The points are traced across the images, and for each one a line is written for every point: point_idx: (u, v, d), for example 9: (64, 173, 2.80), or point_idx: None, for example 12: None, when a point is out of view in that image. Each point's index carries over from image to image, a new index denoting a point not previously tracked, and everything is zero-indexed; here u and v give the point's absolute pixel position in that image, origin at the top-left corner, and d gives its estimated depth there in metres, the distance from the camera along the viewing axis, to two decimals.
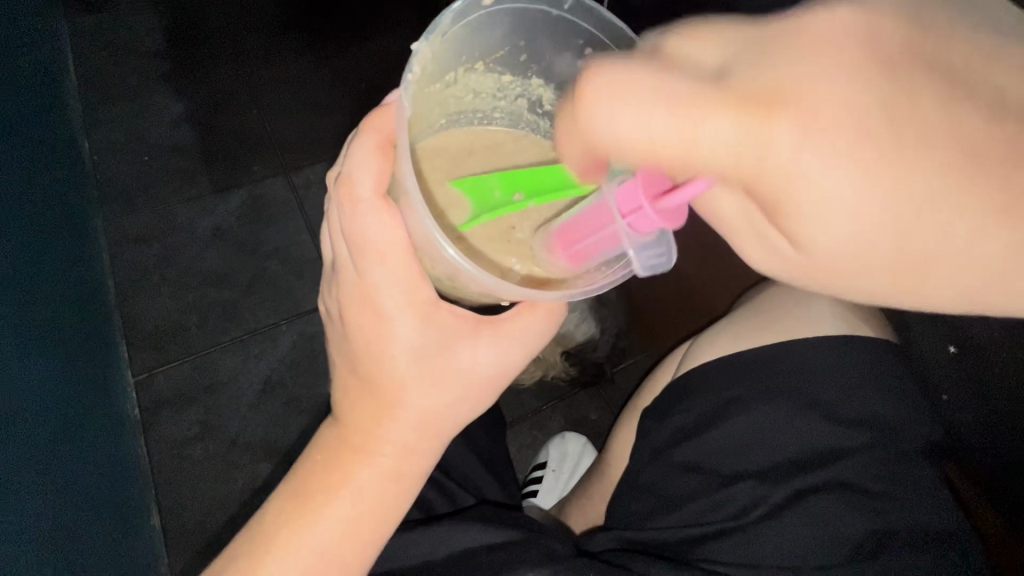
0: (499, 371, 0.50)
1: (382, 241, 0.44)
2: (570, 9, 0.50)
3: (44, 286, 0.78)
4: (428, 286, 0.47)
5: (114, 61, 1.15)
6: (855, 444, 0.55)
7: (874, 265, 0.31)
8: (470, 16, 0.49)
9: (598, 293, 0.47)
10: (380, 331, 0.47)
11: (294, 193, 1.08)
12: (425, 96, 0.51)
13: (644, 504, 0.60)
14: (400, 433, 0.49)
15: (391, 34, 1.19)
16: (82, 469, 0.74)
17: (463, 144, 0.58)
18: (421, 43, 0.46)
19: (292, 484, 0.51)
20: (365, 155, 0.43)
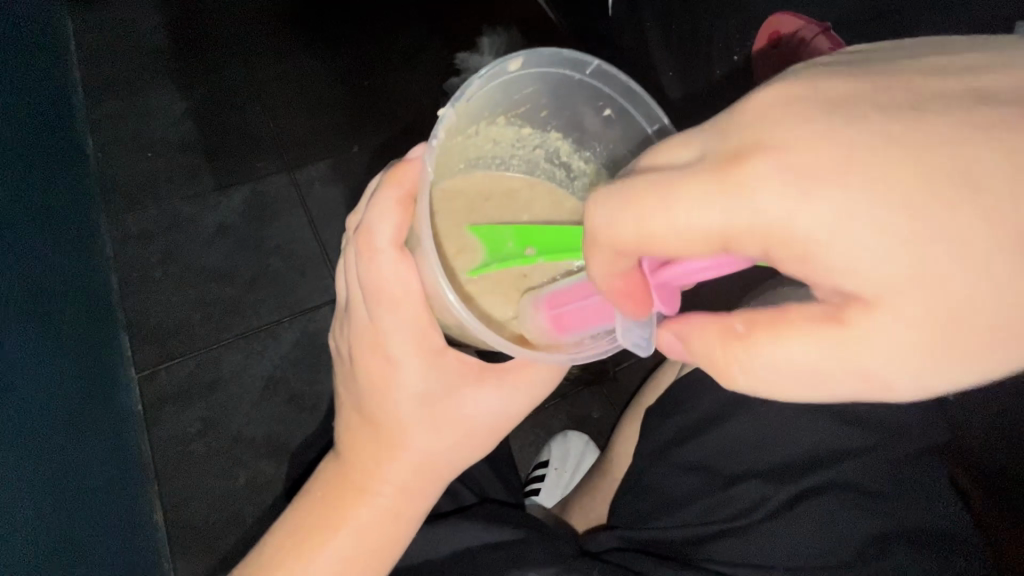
0: (497, 422, 0.54)
1: (398, 291, 0.48)
2: (592, 76, 0.51)
3: (47, 284, 0.78)
4: (437, 336, 0.50)
5: (118, 58, 1.15)
6: (861, 445, 0.54)
7: None
8: (496, 80, 0.50)
9: (584, 361, 0.48)
10: (390, 376, 0.51)
11: (296, 190, 1.08)
12: (448, 153, 0.53)
13: (647, 504, 0.60)
14: (403, 474, 0.53)
15: (395, 31, 1.18)
16: (86, 466, 0.75)
17: (479, 189, 0.60)
18: (448, 111, 0.47)
19: (294, 518, 0.54)
20: (387, 209, 0.47)
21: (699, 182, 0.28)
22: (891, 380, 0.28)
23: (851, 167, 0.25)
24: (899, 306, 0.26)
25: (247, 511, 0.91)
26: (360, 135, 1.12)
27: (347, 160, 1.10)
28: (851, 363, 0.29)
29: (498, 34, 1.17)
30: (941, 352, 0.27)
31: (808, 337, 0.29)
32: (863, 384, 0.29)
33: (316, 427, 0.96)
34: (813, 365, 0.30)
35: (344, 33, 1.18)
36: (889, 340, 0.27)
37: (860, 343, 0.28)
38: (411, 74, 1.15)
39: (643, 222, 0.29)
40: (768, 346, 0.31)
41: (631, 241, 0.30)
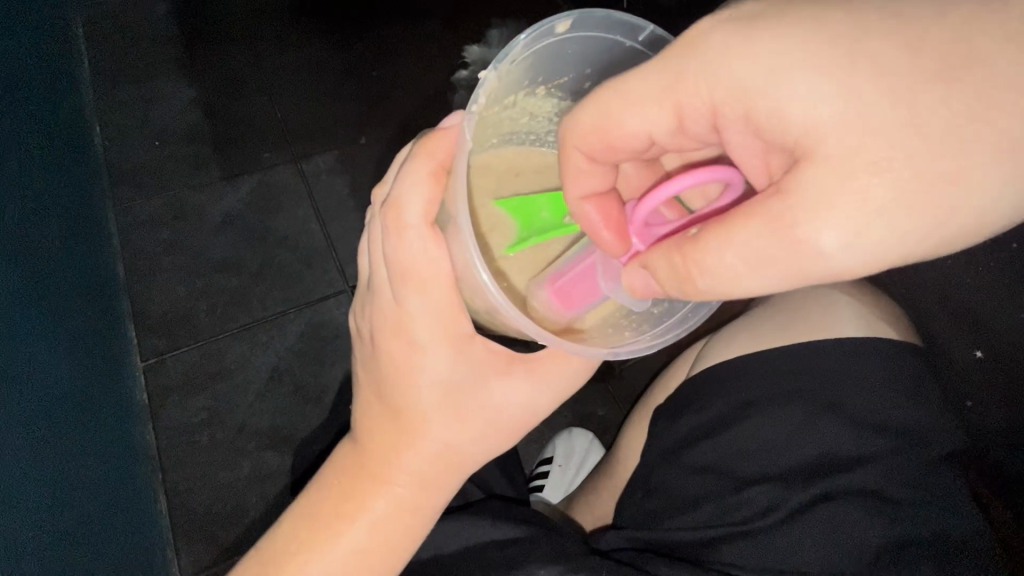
0: (522, 414, 0.53)
1: (427, 272, 0.48)
2: (644, 43, 0.51)
3: (47, 272, 0.76)
4: (466, 319, 0.50)
5: (126, 45, 1.14)
6: (876, 450, 0.54)
7: (909, 200, 0.31)
8: (541, 42, 0.49)
9: (623, 357, 0.50)
10: (413, 362, 0.50)
11: (303, 180, 1.07)
12: (484, 121, 0.51)
13: (654, 503, 0.59)
14: (423, 465, 0.52)
15: (404, 22, 1.17)
16: (91, 451, 0.75)
17: (510, 165, 0.57)
18: (490, 72, 0.47)
19: (304, 508, 0.53)
20: (418, 182, 0.47)
21: (655, 75, 0.36)
22: (829, 253, 0.32)
23: (779, 52, 0.32)
24: (828, 170, 0.31)
25: (250, 502, 0.91)
26: (369, 127, 1.11)
27: (354, 151, 1.09)
28: (791, 235, 0.32)
29: (508, 25, 1.16)
30: (871, 223, 0.31)
31: (755, 215, 0.33)
32: (807, 263, 0.33)
33: (320, 421, 0.96)
34: (760, 248, 0.33)
35: (353, 23, 1.17)
36: (827, 208, 0.31)
37: (801, 206, 0.32)
38: (419, 65, 1.14)
39: (609, 116, 0.38)
40: (720, 238, 0.35)
41: (597, 134, 0.39)
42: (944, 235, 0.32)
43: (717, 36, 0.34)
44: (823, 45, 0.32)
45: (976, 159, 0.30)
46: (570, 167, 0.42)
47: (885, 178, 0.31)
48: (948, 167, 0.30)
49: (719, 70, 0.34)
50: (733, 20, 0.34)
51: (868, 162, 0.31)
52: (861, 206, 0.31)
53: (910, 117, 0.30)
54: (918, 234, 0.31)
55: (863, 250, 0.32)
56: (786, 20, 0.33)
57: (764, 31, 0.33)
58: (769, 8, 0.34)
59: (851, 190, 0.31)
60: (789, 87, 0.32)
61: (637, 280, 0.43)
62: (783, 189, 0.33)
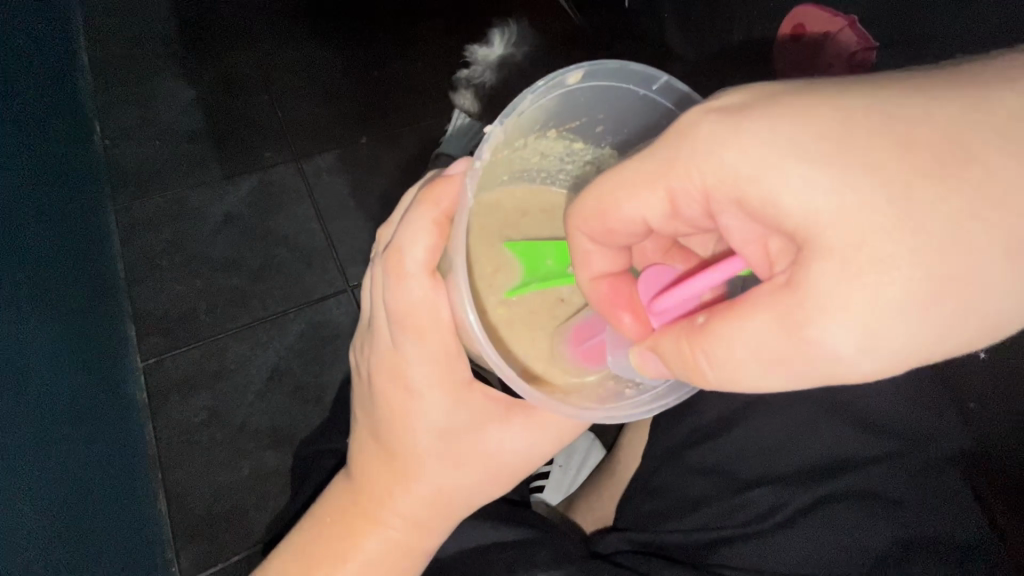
0: (518, 463, 0.53)
1: (426, 321, 0.48)
2: (658, 92, 0.50)
3: (47, 273, 0.76)
4: (464, 368, 0.49)
5: (127, 44, 1.14)
6: (879, 452, 0.53)
7: (932, 302, 0.28)
8: (552, 94, 0.48)
9: (623, 420, 0.47)
10: (411, 409, 0.50)
11: (304, 180, 1.07)
12: (492, 165, 0.52)
13: (655, 505, 0.59)
14: (418, 508, 0.52)
15: (405, 21, 1.17)
16: (92, 450, 0.75)
17: (520, 203, 0.59)
18: (495, 127, 0.46)
19: (300, 539, 0.53)
20: (420, 230, 0.46)
21: (647, 164, 0.34)
22: (845, 357, 0.30)
23: (777, 140, 0.30)
24: (834, 267, 0.29)
25: (250, 501, 0.91)
26: (370, 126, 1.10)
27: (355, 150, 1.09)
28: (800, 336, 0.31)
29: (510, 24, 1.15)
30: (887, 324, 0.29)
31: (763, 309, 0.32)
32: (819, 362, 0.31)
33: (320, 420, 0.96)
34: (769, 345, 0.32)
35: (354, 22, 1.17)
36: (840, 314, 0.30)
37: (809, 305, 0.30)
38: (420, 65, 1.14)
39: (604, 204, 0.37)
40: (730, 327, 0.34)
41: (596, 217, 0.38)
42: (972, 331, 0.29)
43: (714, 120, 0.32)
44: (819, 137, 0.29)
45: (990, 244, 0.27)
46: (576, 250, 0.42)
47: (898, 274, 0.28)
48: (972, 263, 0.28)
49: (718, 156, 0.31)
50: (734, 104, 0.32)
51: (888, 262, 0.28)
52: (877, 310, 0.29)
53: (916, 207, 0.28)
54: (941, 333, 0.29)
55: (880, 352, 0.30)
56: (778, 109, 0.31)
57: (768, 113, 0.31)
58: (760, 95, 0.32)
59: (864, 290, 0.29)
60: (794, 177, 0.29)
61: (650, 364, 0.42)
62: (788, 282, 0.31)
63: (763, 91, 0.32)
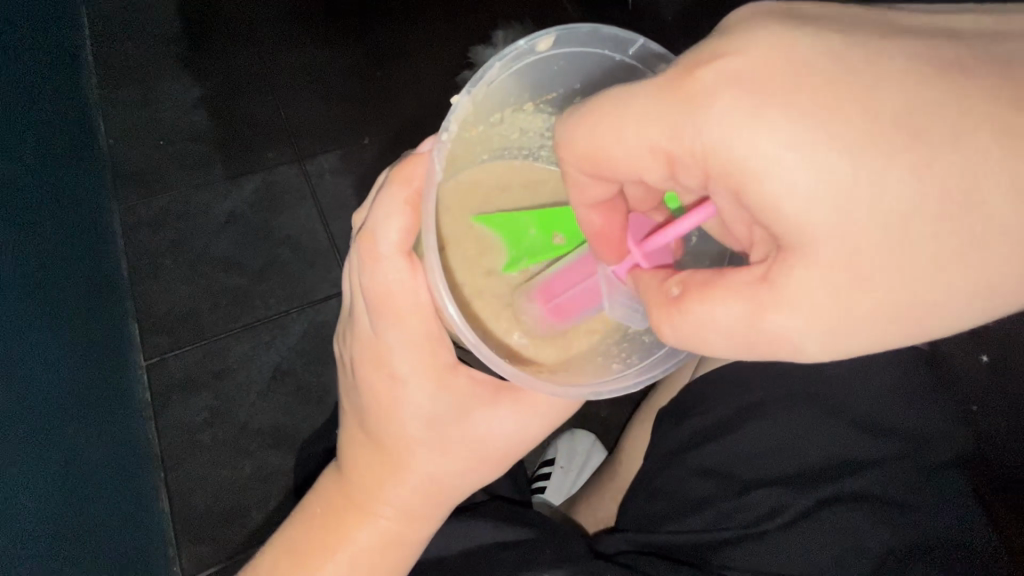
0: (505, 448, 0.53)
1: (403, 302, 0.48)
2: (634, 56, 0.50)
3: (47, 270, 0.76)
4: (445, 351, 0.49)
5: (131, 44, 1.15)
6: (881, 455, 0.53)
7: (886, 303, 0.31)
8: (523, 62, 0.49)
9: (608, 395, 0.48)
10: (393, 394, 0.50)
11: (307, 180, 1.07)
12: (466, 138, 0.52)
13: (657, 507, 0.59)
14: (409, 497, 0.52)
15: (407, 23, 1.17)
16: (93, 448, 0.76)
17: (499, 181, 0.58)
18: (462, 96, 0.47)
19: (293, 535, 0.53)
20: (393, 210, 0.46)
21: (653, 120, 0.33)
22: (797, 339, 0.33)
23: (788, 113, 0.29)
24: (817, 265, 0.31)
25: (252, 501, 0.91)
26: (372, 127, 1.11)
27: (358, 151, 1.09)
28: (765, 324, 0.34)
29: (513, 27, 1.16)
30: (844, 322, 0.32)
31: (738, 295, 0.34)
32: (780, 349, 0.34)
33: (322, 420, 0.96)
34: (738, 330, 0.35)
35: (357, 24, 1.17)
36: (801, 300, 0.32)
37: (779, 299, 0.33)
38: (424, 66, 1.14)
39: (599, 146, 0.35)
40: (705, 314, 0.36)
41: (591, 159, 0.36)
42: (924, 329, 0.32)
43: (736, 71, 0.30)
44: (839, 125, 0.28)
45: (967, 272, 0.29)
46: (569, 179, 0.40)
47: (865, 282, 0.31)
48: (935, 269, 0.30)
49: (718, 117, 0.30)
50: (758, 51, 0.30)
51: (856, 256, 0.30)
52: (838, 296, 0.31)
53: (910, 227, 0.29)
54: (890, 329, 0.32)
55: (829, 336, 0.33)
56: (794, 75, 0.29)
57: (780, 77, 0.29)
58: (784, 56, 0.30)
59: (830, 290, 0.31)
60: (785, 148, 0.29)
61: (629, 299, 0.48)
62: (769, 280, 0.33)
63: (791, 55, 0.30)
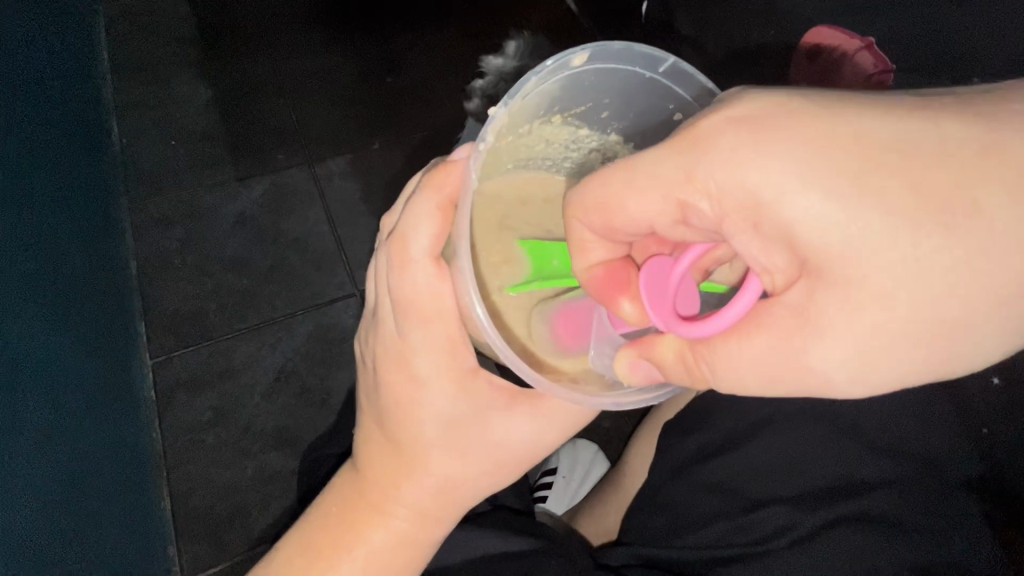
0: (523, 452, 0.52)
1: (430, 306, 0.48)
2: (664, 74, 0.51)
3: (54, 271, 0.76)
4: (468, 355, 0.49)
5: (147, 45, 1.16)
6: (890, 477, 0.53)
7: (917, 337, 0.31)
8: (558, 75, 0.49)
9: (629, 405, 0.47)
10: (415, 396, 0.50)
11: (316, 183, 1.08)
12: (497, 148, 0.52)
13: (662, 521, 0.59)
14: (424, 498, 0.52)
15: (420, 30, 1.18)
16: (97, 446, 0.76)
17: (525, 194, 0.59)
18: (500, 108, 0.47)
19: (303, 532, 0.53)
20: (423, 216, 0.47)
21: (662, 172, 0.34)
22: (835, 380, 0.33)
23: (797, 166, 0.30)
24: (851, 294, 0.31)
25: (253, 502, 0.91)
26: (383, 132, 1.11)
27: (368, 155, 1.10)
28: (798, 356, 0.33)
29: (524, 37, 1.17)
30: (882, 357, 0.31)
31: (763, 328, 0.34)
32: (812, 382, 0.33)
33: (326, 422, 0.96)
34: (767, 362, 0.34)
35: (370, 30, 1.18)
36: (835, 336, 0.31)
37: (813, 330, 0.32)
38: (436, 73, 1.15)
39: (610, 199, 0.36)
40: (731, 343, 0.35)
41: (602, 211, 0.37)
42: (962, 363, 0.32)
43: (734, 133, 0.32)
44: (837, 171, 0.30)
45: (992, 298, 0.30)
46: (574, 240, 0.41)
47: (896, 311, 0.30)
48: (965, 306, 0.30)
49: (728, 173, 0.31)
50: (751, 111, 0.32)
51: (886, 295, 0.30)
52: (880, 335, 0.31)
53: (933, 262, 0.29)
54: (925, 363, 0.31)
55: (869, 380, 0.32)
56: (794, 126, 0.31)
57: (779, 130, 0.31)
58: (787, 115, 0.31)
59: (875, 320, 0.31)
60: (809, 203, 0.30)
61: (642, 370, 0.43)
62: (797, 306, 0.32)
63: (791, 109, 0.31)
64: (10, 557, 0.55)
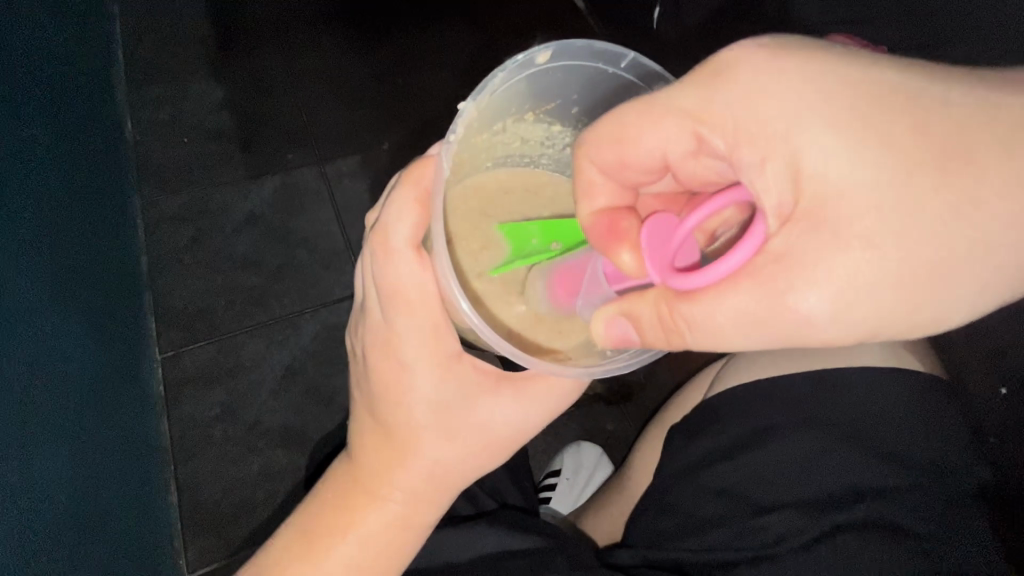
0: (510, 435, 0.53)
1: (412, 294, 0.47)
2: (628, 70, 0.51)
3: (62, 263, 0.76)
4: (451, 342, 0.49)
5: (161, 43, 1.18)
6: (896, 484, 0.53)
7: (893, 279, 0.33)
8: (524, 73, 0.49)
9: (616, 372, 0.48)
10: (402, 382, 0.50)
11: (326, 183, 1.09)
12: (470, 146, 0.53)
13: (667, 524, 0.59)
14: (418, 484, 0.52)
15: (430, 33, 1.19)
16: (106, 439, 0.77)
17: (504, 188, 0.59)
18: (467, 104, 0.47)
19: (302, 522, 0.53)
20: (404, 206, 0.46)
21: (681, 103, 0.37)
22: (817, 322, 0.34)
23: (802, 100, 0.34)
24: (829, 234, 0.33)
25: (258, 499, 0.92)
26: (392, 134, 1.12)
27: (377, 156, 1.11)
28: (781, 299, 0.34)
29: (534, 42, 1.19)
30: (861, 299, 0.33)
31: (750, 276, 0.35)
32: (791, 325, 0.35)
33: (332, 421, 0.97)
34: (750, 308, 0.35)
35: (380, 31, 1.20)
36: (817, 275, 0.33)
37: (792, 271, 0.34)
38: (446, 76, 1.16)
39: (625, 132, 0.39)
40: (716, 291, 0.36)
41: (614, 147, 0.40)
42: (933, 313, 0.34)
43: (751, 65, 0.35)
44: (840, 111, 0.33)
45: (963, 254, 0.33)
46: (582, 179, 0.43)
47: (876, 252, 0.33)
48: (938, 250, 0.33)
49: (742, 105, 0.35)
50: (763, 49, 0.36)
51: (867, 232, 0.33)
52: (859, 274, 0.33)
53: (913, 200, 0.33)
54: (899, 309, 0.34)
55: (847, 324, 0.34)
56: (801, 64, 0.35)
57: (785, 69, 0.35)
58: (795, 54, 0.35)
59: (855, 261, 0.33)
60: (815, 138, 0.33)
61: (617, 329, 0.43)
62: (779, 251, 0.34)
63: (797, 49, 0.35)
64: (14, 552, 0.55)
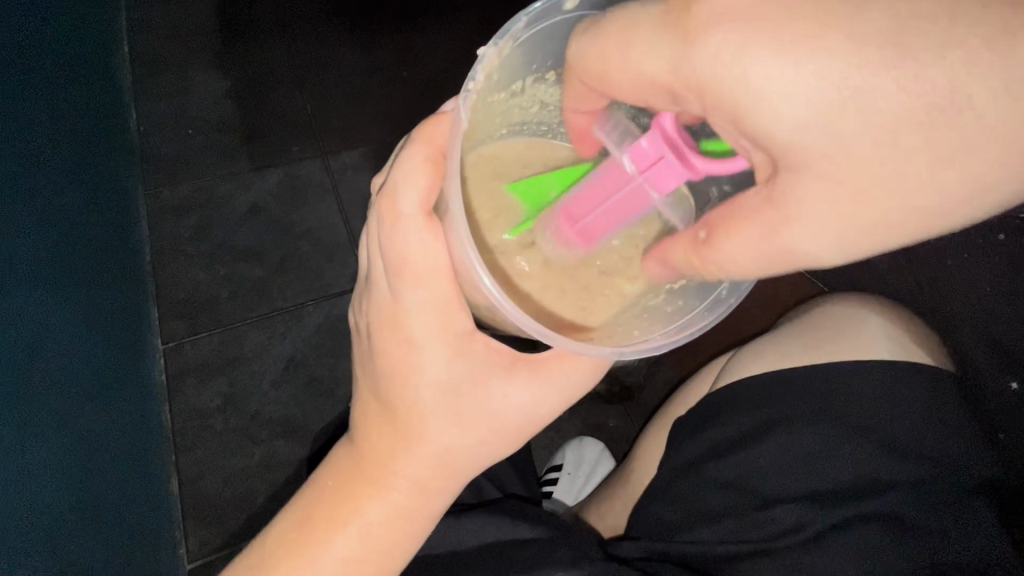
0: (523, 419, 0.52)
1: (422, 265, 0.47)
2: None
3: (64, 248, 0.76)
4: (464, 317, 0.48)
5: (166, 34, 1.17)
6: (908, 479, 0.53)
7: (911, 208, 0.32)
8: (547, 20, 0.47)
9: (646, 354, 0.48)
10: (410, 359, 0.49)
11: (330, 175, 1.09)
12: (487, 105, 0.51)
13: (670, 517, 0.58)
14: (423, 469, 0.51)
15: (435, 27, 1.19)
16: (107, 427, 0.77)
17: (521, 157, 0.59)
18: (489, 47, 0.45)
19: (302, 508, 0.53)
20: (415, 169, 0.46)
21: (655, 44, 0.34)
22: (824, 255, 0.35)
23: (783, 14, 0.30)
24: (823, 180, 0.32)
25: (259, 489, 0.92)
26: (398, 127, 1.12)
27: (381, 149, 1.10)
28: (779, 242, 0.35)
29: None
30: (872, 233, 0.33)
31: (752, 221, 0.36)
32: (801, 260, 0.36)
33: (333, 412, 0.96)
34: (760, 253, 0.36)
35: (384, 24, 1.19)
36: (823, 217, 0.33)
37: (798, 221, 0.34)
38: (450, 70, 1.16)
39: (606, 68, 0.38)
40: (725, 240, 0.37)
41: (597, 79, 0.39)
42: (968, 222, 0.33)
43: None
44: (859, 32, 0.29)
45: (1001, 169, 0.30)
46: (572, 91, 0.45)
47: (885, 191, 0.32)
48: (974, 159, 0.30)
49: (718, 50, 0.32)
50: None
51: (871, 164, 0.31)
52: (865, 215, 0.33)
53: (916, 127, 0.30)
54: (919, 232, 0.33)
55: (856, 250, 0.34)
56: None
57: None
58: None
59: (855, 199, 0.32)
60: (792, 72, 0.30)
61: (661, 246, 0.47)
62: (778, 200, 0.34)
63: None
64: (12, 535, 0.55)
